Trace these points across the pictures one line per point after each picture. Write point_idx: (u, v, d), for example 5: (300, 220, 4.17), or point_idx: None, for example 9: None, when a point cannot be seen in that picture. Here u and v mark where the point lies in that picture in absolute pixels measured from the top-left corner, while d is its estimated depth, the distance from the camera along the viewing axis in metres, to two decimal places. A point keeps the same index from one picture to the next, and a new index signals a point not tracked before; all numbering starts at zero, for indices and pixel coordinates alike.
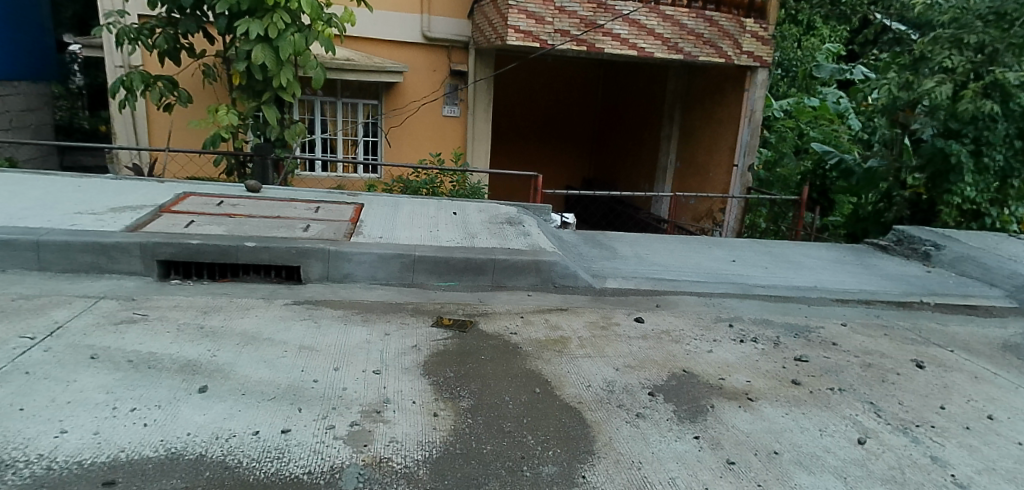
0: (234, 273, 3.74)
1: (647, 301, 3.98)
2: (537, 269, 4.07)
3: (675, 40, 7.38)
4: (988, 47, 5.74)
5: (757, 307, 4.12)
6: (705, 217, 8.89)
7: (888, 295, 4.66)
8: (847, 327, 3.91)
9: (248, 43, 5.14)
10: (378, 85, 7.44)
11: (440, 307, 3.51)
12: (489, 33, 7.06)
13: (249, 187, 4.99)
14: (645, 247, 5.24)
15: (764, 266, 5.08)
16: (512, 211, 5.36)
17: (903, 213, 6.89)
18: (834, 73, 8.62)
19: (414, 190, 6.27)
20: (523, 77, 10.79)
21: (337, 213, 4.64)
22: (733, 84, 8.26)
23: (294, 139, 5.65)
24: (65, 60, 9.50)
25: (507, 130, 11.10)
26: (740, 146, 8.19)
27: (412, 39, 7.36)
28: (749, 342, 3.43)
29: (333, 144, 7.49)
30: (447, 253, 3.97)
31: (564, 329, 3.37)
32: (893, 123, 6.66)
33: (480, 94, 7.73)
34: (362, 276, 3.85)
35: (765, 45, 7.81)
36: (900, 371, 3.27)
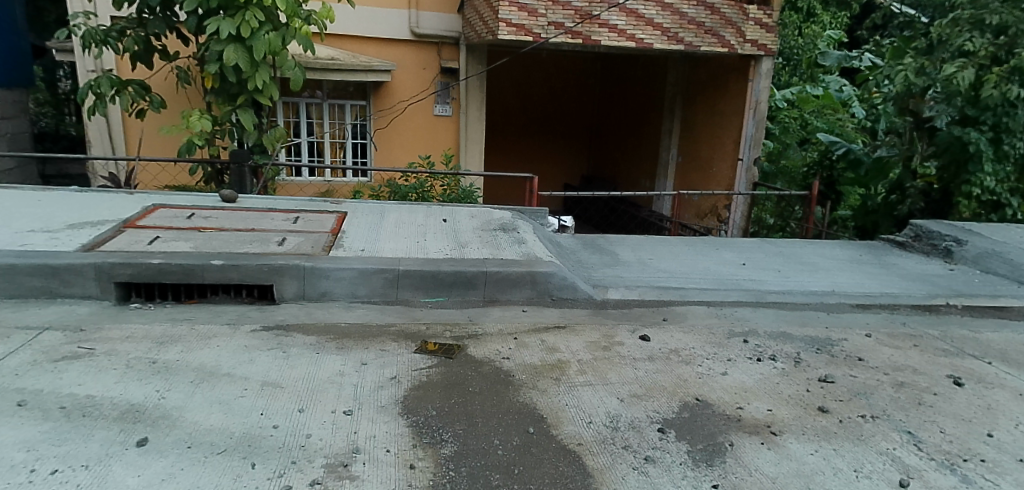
0: (202, 293, 3.41)
1: (653, 315, 3.65)
2: (532, 281, 3.74)
3: (675, 30, 7.05)
4: (1010, 28, 5.37)
5: (773, 317, 3.78)
6: (710, 214, 8.55)
7: (911, 299, 4.32)
8: (872, 339, 3.58)
9: (218, 43, 4.82)
10: (365, 84, 7.11)
11: (424, 329, 3.18)
12: (480, 28, 6.72)
13: (225, 196, 4.68)
14: (649, 252, 4.90)
15: (776, 269, 4.74)
16: (507, 216, 5.03)
17: (917, 205, 6.41)
18: (840, 60, 8.17)
19: (403, 195, 5.96)
20: (519, 73, 10.48)
21: (318, 224, 4.31)
22: (737, 74, 7.90)
23: (274, 145, 5.35)
24: (45, 65, 9.17)
25: (504, 129, 10.77)
26: (745, 139, 7.82)
27: (399, 36, 7.03)
28: (767, 361, 3.11)
29: (320, 147, 7.16)
30: (433, 267, 3.64)
31: (562, 352, 3.04)
32: (903, 110, 6.29)
33: (473, 92, 7.39)
34: (341, 295, 3.52)
35: (770, 33, 7.42)
36: (936, 390, 2.94)
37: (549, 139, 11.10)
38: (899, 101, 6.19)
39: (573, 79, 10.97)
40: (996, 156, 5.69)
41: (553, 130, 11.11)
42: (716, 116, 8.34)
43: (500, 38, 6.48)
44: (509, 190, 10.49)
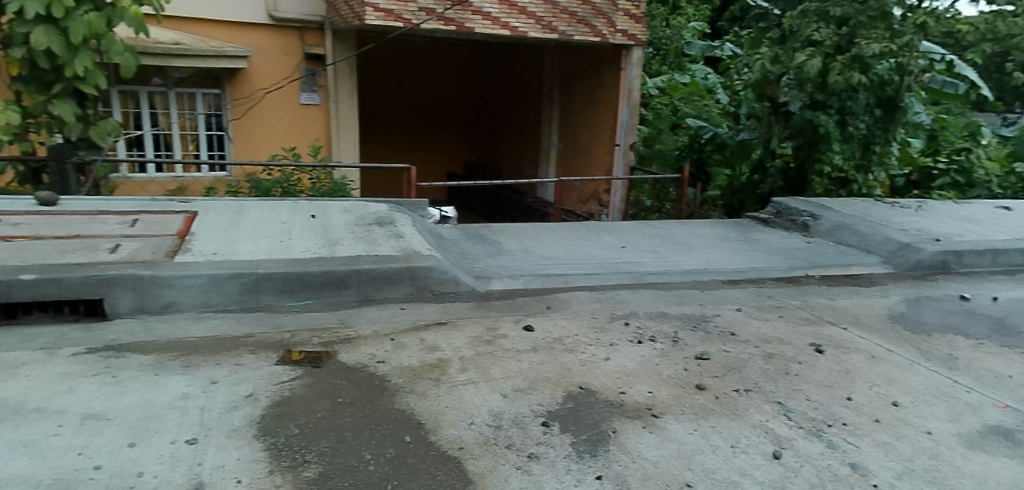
0: (11, 313, 2.91)
1: (537, 303, 3.57)
2: (410, 277, 3.53)
3: (548, 19, 7.08)
4: (851, 20, 5.87)
5: (653, 298, 3.84)
6: (592, 199, 8.75)
7: (776, 272, 4.59)
8: (743, 313, 3.73)
9: (25, 24, 4.16)
10: (219, 72, 6.50)
11: (289, 337, 2.88)
12: (345, 13, 6.32)
13: (42, 198, 4.05)
14: (531, 239, 4.85)
15: (654, 251, 4.85)
16: (383, 209, 4.77)
17: (777, 184, 6.89)
18: (704, 50, 8.55)
19: (265, 191, 5.46)
20: (392, 60, 10.26)
21: (161, 226, 3.84)
22: (609, 62, 8.11)
23: (102, 138, 4.74)
24: None
25: (380, 119, 10.44)
26: (621, 126, 8.06)
27: (258, 21, 6.49)
28: (648, 343, 3.13)
29: (168, 140, 6.52)
30: (299, 267, 3.33)
31: (443, 350, 2.87)
32: (761, 96, 6.65)
33: (343, 80, 6.98)
34: (189, 304, 3.12)
35: (639, 23, 7.63)
36: (802, 358, 3.11)
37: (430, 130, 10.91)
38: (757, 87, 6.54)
39: (452, 69, 10.84)
40: (842, 137, 6.27)
41: (435, 121, 10.92)
42: (592, 103, 8.52)
43: (367, 24, 6.15)
44: (387, 182, 10.17)
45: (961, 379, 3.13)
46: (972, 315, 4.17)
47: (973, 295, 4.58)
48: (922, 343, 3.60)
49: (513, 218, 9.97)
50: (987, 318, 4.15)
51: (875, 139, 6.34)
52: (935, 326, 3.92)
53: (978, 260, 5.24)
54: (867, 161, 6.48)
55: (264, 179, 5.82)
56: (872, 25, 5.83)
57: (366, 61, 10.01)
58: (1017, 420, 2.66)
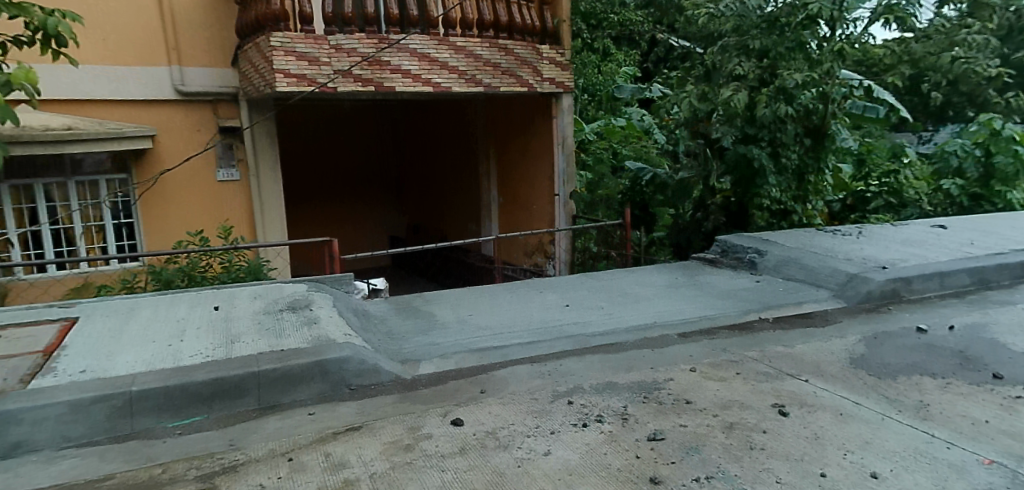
0: None
1: (469, 388, 3.31)
2: (321, 373, 3.22)
3: (472, 72, 7.25)
4: (771, 52, 6.33)
5: (598, 365, 3.59)
6: (536, 251, 8.55)
7: (729, 319, 4.38)
8: (697, 373, 3.48)
9: None
10: (187, 145, 6.82)
11: (161, 473, 2.50)
12: (258, 81, 6.51)
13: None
14: (468, 307, 4.61)
15: (599, 307, 4.60)
16: (300, 290, 4.53)
17: (720, 220, 7.30)
18: (635, 92, 9.18)
19: (167, 281, 5.21)
20: (347, 127, 11.20)
21: (29, 341, 3.48)
22: (540, 113, 8.30)
23: None
24: None
25: (338, 185, 11.24)
26: (559, 175, 8.14)
27: (168, 99, 6.64)
28: (594, 425, 2.85)
29: (69, 234, 6.45)
30: (184, 378, 2.97)
31: (352, 466, 2.55)
32: (694, 133, 7.07)
33: (261, 151, 7.18)
34: (45, 442, 2.70)
35: (564, 71, 7.97)
36: (765, 427, 2.88)
37: (370, 210, 11.66)
38: (690, 125, 7.01)
39: (392, 148, 11.70)
40: (776, 169, 6.74)
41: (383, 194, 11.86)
42: (534, 137, 8.50)
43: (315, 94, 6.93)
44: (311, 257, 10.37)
45: (937, 433, 2.92)
46: (932, 350, 3.99)
47: (929, 325, 4.45)
48: (888, 390, 3.39)
49: (466, 281, 9.75)
50: (948, 351, 3.98)
51: (808, 169, 6.89)
52: (900, 367, 3.71)
53: (925, 286, 5.18)
54: (804, 192, 7.07)
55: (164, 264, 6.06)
56: (790, 56, 6.30)
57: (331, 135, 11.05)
58: (1009, 482, 2.50)
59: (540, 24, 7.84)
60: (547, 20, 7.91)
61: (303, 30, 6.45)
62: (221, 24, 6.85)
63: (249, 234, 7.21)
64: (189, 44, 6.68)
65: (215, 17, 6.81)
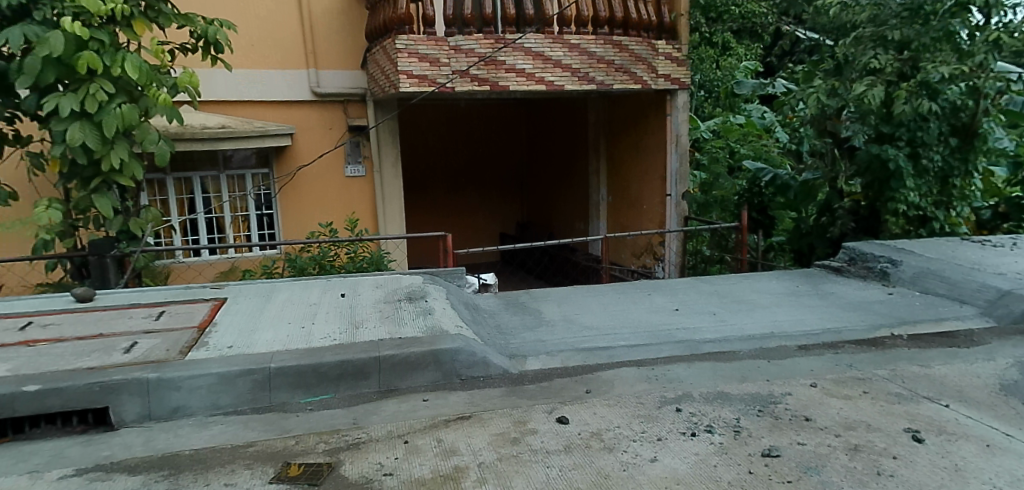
0: (106, 417, 2.95)
1: (576, 387, 3.33)
2: (435, 362, 3.37)
3: (585, 69, 7.23)
4: (913, 43, 5.78)
5: (710, 374, 3.48)
6: (645, 252, 8.40)
7: (855, 333, 4.07)
8: (818, 389, 3.28)
9: (62, 121, 4.57)
10: (319, 142, 7.34)
11: (294, 445, 2.74)
12: (383, 82, 6.89)
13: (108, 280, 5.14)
14: (575, 306, 4.62)
15: (711, 312, 4.44)
16: (417, 281, 4.76)
17: (848, 225, 6.75)
18: (755, 88, 8.68)
19: (301, 268, 5.68)
20: (462, 125, 11.52)
21: (186, 316, 3.94)
22: (655, 110, 8.12)
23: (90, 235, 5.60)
24: None
25: (452, 181, 11.59)
26: (672, 174, 7.94)
27: (303, 99, 7.19)
28: (703, 435, 2.78)
29: (220, 223, 7.17)
30: (314, 359, 3.23)
31: (462, 454, 2.66)
32: (823, 132, 6.68)
33: (385, 149, 7.57)
34: (198, 408, 3.05)
35: (680, 67, 7.75)
36: (895, 452, 2.66)
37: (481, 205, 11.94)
38: (817, 123, 6.59)
39: (503, 145, 11.91)
40: (915, 171, 6.14)
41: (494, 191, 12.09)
42: (648, 134, 8.33)
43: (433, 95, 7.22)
44: (425, 250, 10.82)
45: None
46: None
47: None
48: None
49: (574, 279, 9.79)
50: None
51: (953, 172, 6.21)
52: None
53: None
54: (947, 197, 6.40)
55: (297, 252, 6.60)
56: (936, 47, 5.75)
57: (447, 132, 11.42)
58: None
59: (657, 19, 7.64)
60: (664, 14, 7.69)
61: (426, 32, 6.74)
62: (351, 29, 7.32)
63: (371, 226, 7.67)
64: (324, 48, 7.21)
65: (345, 22, 7.28)
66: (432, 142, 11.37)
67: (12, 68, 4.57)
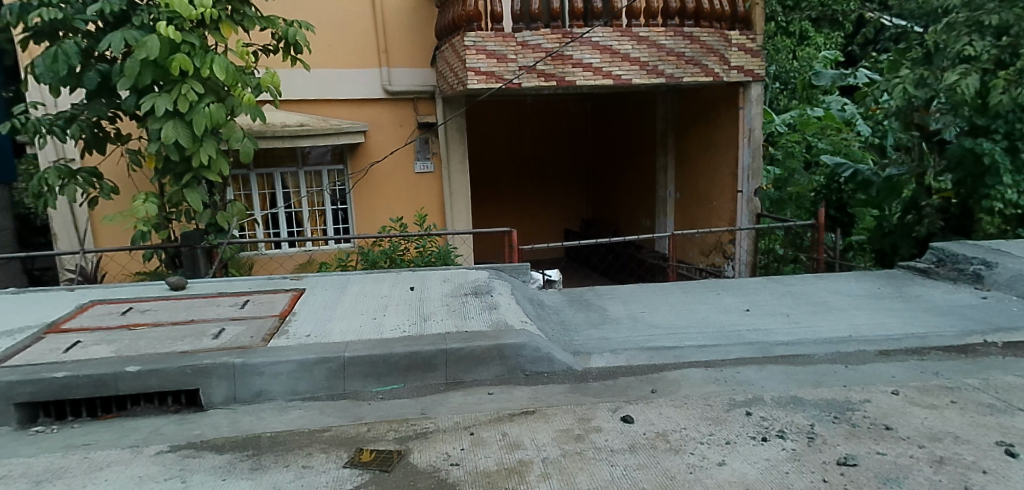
0: (197, 398, 3.17)
1: (641, 386, 3.30)
2: (500, 357, 3.42)
3: (654, 62, 7.09)
4: (1013, 27, 5.34)
5: (782, 377, 3.37)
6: (714, 250, 8.19)
7: (943, 340, 3.83)
8: (900, 397, 3.12)
9: (158, 120, 4.91)
10: (390, 139, 7.55)
11: (367, 431, 2.86)
12: (452, 79, 7.01)
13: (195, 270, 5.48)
14: (641, 304, 4.58)
15: (784, 314, 4.30)
16: (483, 276, 4.85)
17: (937, 224, 6.32)
18: (835, 78, 8.30)
19: (373, 262, 5.88)
20: (528, 120, 11.53)
21: (268, 306, 4.16)
22: (726, 103, 7.89)
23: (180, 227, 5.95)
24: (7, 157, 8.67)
25: (518, 177, 11.64)
26: (743, 170, 7.70)
27: (375, 96, 7.40)
28: (774, 441, 2.70)
29: (298, 217, 7.50)
30: (385, 350, 3.34)
31: (526, 448, 2.69)
32: (909, 125, 6.32)
33: (453, 145, 7.70)
34: (278, 392, 3.22)
35: (755, 58, 7.48)
36: (986, 466, 2.49)
37: (547, 201, 11.92)
38: (902, 116, 6.22)
39: (569, 140, 11.86)
40: (1014, 167, 5.66)
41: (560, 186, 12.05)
42: (719, 128, 8.09)
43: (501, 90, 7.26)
44: (491, 245, 10.96)
45: None
46: None
47: None
48: None
49: (639, 277, 9.67)
50: None
51: None
52: None
53: None
54: None
55: (369, 247, 6.84)
56: None
57: (513, 128, 11.47)
58: None
59: (730, 9, 7.33)
60: (737, 3, 7.35)
61: (494, 28, 6.79)
62: (421, 26, 7.47)
63: (438, 221, 7.82)
64: (396, 46, 7.41)
65: (415, 20, 7.44)
66: (499, 137, 11.46)
67: (115, 71, 4.94)
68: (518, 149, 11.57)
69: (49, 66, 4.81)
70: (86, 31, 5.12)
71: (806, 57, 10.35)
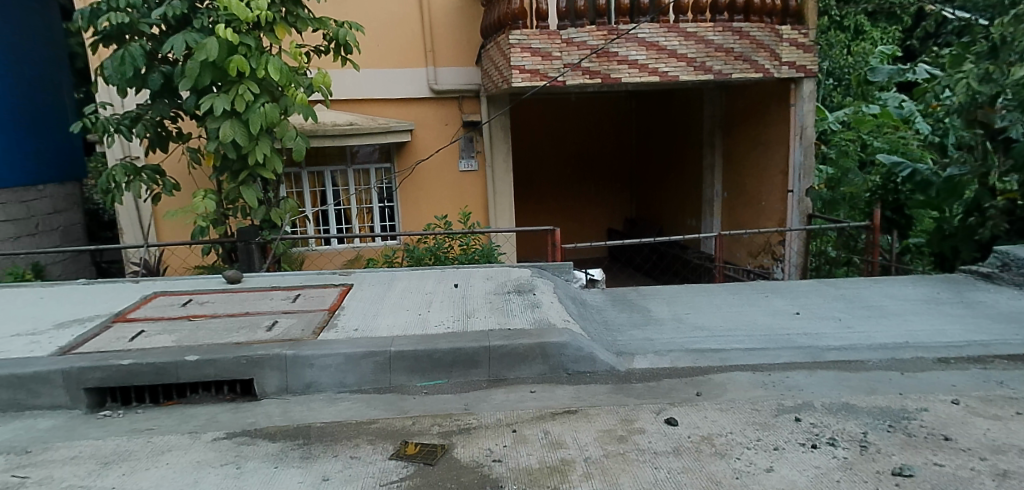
0: (251, 388, 3.29)
1: (686, 388, 3.26)
2: (542, 355, 3.43)
3: (702, 58, 6.96)
4: None
5: (833, 384, 3.28)
6: (763, 252, 8.00)
7: (1007, 348, 3.65)
8: (960, 407, 2.99)
9: (216, 120, 5.10)
10: (435, 137, 7.64)
11: (412, 425, 2.91)
12: (497, 78, 7.05)
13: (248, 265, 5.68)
14: (686, 305, 4.51)
15: (836, 318, 4.16)
16: (526, 274, 4.87)
17: (1003, 227, 5.94)
18: (891, 74, 7.79)
19: (418, 259, 5.97)
20: (572, 119, 11.47)
21: (318, 300, 4.27)
22: (777, 101, 7.69)
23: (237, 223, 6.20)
24: (77, 154, 9.15)
25: (562, 176, 11.60)
26: (794, 169, 7.49)
27: (421, 96, 7.49)
28: (825, 448, 2.63)
29: (347, 214, 7.67)
30: (429, 345, 3.39)
31: (568, 447, 2.69)
32: (972, 123, 5.98)
33: (497, 144, 7.75)
34: (328, 384, 3.31)
35: (807, 53, 7.26)
36: None
37: (591, 201, 11.85)
38: (965, 113, 5.89)
39: (614, 139, 11.76)
40: None
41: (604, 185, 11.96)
42: (769, 127, 7.89)
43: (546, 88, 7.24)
44: (534, 244, 10.97)
45: None
46: None
47: None
48: None
49: (685, 278, 9.53)
50: None
51: None
52: None
53: None
54: None
55: (414, 244, 6.94)
56: None
57: (557, 127, 11.43)
58: None
59: (782, 3, 7.13)
60: None
61: (539, 26, 6.79)
62: (467, 25, 7.52)
63: (482, 219, 7.88)
64: (442, 45, 7.49)
65: (461, 19, 7.49)
66: (543, 135, 11.43)
67: (177, 72, 5.15)
68: (562, 148, 11.54)
69: (117, 68, 5.06)
70: (150, 34, 5.35)
71: (860, 52, 10.04)
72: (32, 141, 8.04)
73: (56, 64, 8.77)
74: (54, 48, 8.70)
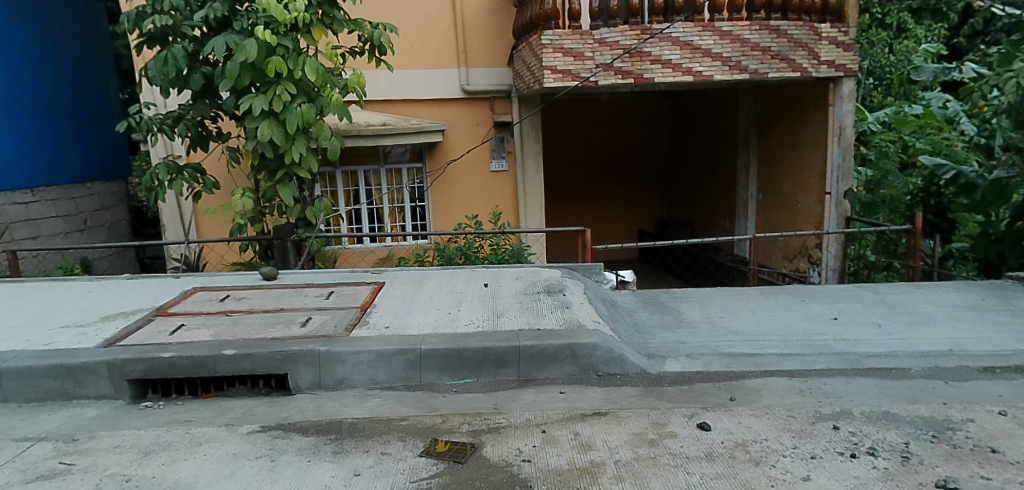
0: (286, 383, 3.35)
1: (719, 393, 3.21)
2: (572, 356, 3.41)
3: (738, 57, 6.85)
4: None
5: (873, 392, 3.19)
6: (799, 255, 7.83)
7: None
8: (1009, 418, 2.88)
9: (255, 120, 5.21)
10: (466, 138, 7.68)
11: (442, 423, 2.92)
12: (528, 78, 7.04)
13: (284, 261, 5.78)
14: (719, 308, 4.44)
15: (876, 324, 4.05)
16: (556, 275, 4.85)
17: None
18: (937, 73, 7.56)
19: (449, 258, 6.00)
20: (604, 119, 11.40)
21: (350, 297, 4.33)
22: (815, 100, 7.53)
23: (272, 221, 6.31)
24: (123, 153, 9.45)
25: (593, 176, 11.54)
26: (832, 171, 7.33)
27: (453, 96, 7.53)
28: (864, 458, 2.56)
29: (379, 213, 7.76)
30: (460, 344, 3.41)
31: (598, 449, 2.67)
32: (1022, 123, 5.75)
33: (528, 144, 7.74)
34: (360, 381, 3.35)
35: (847, 52, 7.08)
36: None
37: (622, 201, 11.76)
38: (1016, 113, 5.67)
39: (646, 139, 11.65)
40: None
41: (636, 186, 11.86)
42: (806, 127, 7.73)
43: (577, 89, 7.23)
44: (564, 245, 10.94)
45: None
46: None
47: None
48: None
49: (718, 280, 9.38)
50: None
51: None
52: None
53: None
54: None
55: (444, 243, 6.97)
56: None
57: (589, 127, 11.38)
58: None
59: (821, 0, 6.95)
60: None
61: (571, 26, 6.77)
62: (499, 25, 7.53)
63: (512, 219, 7.88)
64: (475, 46, 7.51)
65: (494, 19, 7.50)
66: (575, 136, 11.40)
67: (218, 73, 5.28)
68: (593, 148, 11.48)
69: (160, 69, 5.20)
70: (192, 36, 5.49)
71: (902, 51, 9.75)
72: (80, 140, 8.33)
73: (105, 65, 9.08)
74: (101, 49, 9.00)
